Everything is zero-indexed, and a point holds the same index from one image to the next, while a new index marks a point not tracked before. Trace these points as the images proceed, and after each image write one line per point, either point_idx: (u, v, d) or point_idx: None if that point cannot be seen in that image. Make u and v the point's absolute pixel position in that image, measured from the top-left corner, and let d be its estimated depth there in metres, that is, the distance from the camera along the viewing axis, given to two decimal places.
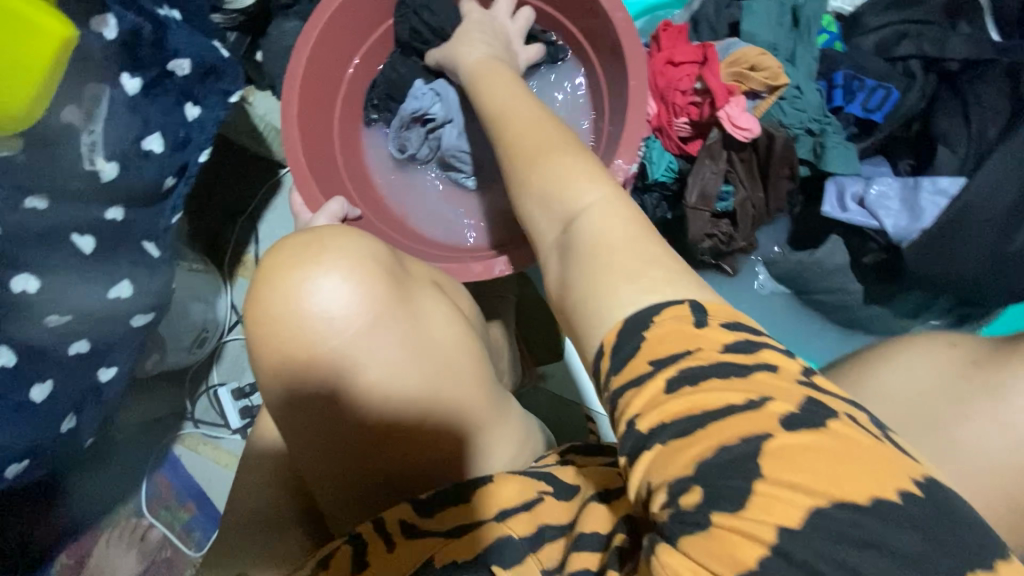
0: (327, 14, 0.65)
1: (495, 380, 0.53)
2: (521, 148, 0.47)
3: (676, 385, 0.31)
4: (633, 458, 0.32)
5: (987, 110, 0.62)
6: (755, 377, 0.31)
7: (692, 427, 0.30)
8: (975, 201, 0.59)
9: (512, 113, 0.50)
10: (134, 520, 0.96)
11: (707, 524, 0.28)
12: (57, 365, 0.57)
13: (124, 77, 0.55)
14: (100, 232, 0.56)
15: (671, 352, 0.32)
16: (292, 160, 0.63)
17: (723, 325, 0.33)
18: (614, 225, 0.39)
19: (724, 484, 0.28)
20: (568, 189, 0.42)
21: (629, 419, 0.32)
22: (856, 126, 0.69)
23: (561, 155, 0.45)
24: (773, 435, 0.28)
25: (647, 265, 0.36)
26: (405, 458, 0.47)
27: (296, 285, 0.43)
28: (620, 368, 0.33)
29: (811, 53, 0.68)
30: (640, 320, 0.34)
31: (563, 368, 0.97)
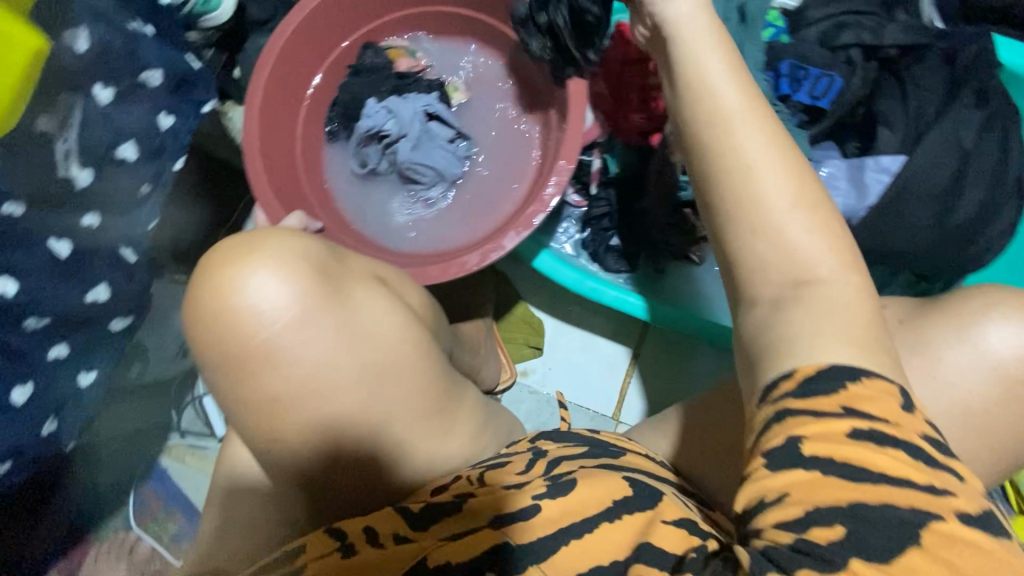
0: (282, 41, 0.69)
1: (446, 370, 0.54)
2: (768, 190, 0.38)
3: (862, 437, 0.34)
4: (782, 470, 0.35)
5: (924, 92, 0.66)
6: (940, 471, 0.34)
7: (855, 475, 0.34)
8: (915, 174, 0.63)
9: (751, 118, 0.39)
10: (123, 534, 0.98)
11: (841, 563, 0.32)
12: (37, 369, 0.58)
13: (96, 87, 0.56)
14: (76, 238, 0.58)
15: (869, 412, 0.35)
16: (253, 178, 0.66)
17: (925, 420, 0.36)
18: (851, 297, 0.38)
19: (872, 536, 0.32)
20: (805, 247, 0.39)
21: (794, 436, 0.35)
22: (804, 113, 0.72)
23: (808, 204, 0.39)
24: (944, 519, 0.33)
25: (873, 346, 0.37)
26: (359, 454, 0.49)
27: (229, 283, 0.44)
28: (805, 394, 0.35)
29: (757, 47, 0.71)
30: (851, 373, 0.35)
31: (544, 364, 1.00)
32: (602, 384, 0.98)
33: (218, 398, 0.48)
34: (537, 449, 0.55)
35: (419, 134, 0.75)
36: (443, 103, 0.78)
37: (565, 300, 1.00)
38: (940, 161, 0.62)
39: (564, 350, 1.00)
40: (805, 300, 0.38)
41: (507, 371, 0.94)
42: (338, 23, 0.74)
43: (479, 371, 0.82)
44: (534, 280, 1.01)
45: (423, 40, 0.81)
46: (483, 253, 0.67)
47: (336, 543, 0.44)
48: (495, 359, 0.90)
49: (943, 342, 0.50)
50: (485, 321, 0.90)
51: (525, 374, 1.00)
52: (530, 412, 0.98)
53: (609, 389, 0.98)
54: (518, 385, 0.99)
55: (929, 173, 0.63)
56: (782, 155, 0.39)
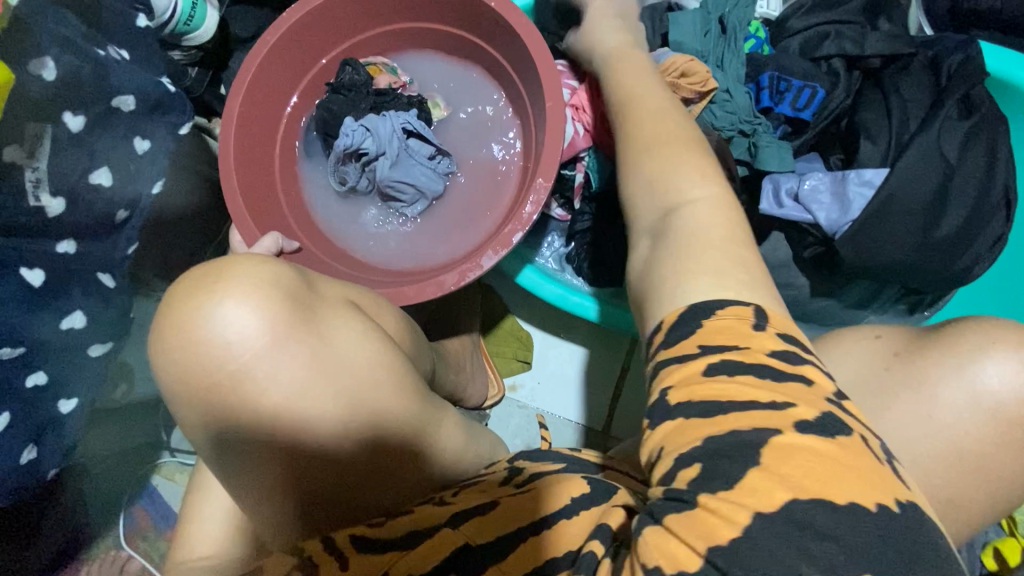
0: (257, 61, 0.69)
1: (426, 395, 0.53)
2: (648, 144, 0.51)
3: (717, 371, 0.37)
4: (655, 425, 0.38)
5: (909, 103, 0.65)
6: (788, 383, 0.37)
7: (713, 411, 0.36)
8: (900, 189, 0.61)
9: (642, 103, 0.55)
10: (114, 552, 0.97)
11: (692, 501, 0.34)
12: (14, 398, 0.58)
13: (67, 115, 0.56)
14: (49, 266, 0.58)
15: (722, 343, 0.38)
16: (230, 204, 0.66)
17: (778, 336, 0.38)
18: (717, 230, 0.44)
19: (721, 464, 0.34)
20: (677, 191, 0.47)
21: (663, 390, 0.38)
22: (787, 124, 0.71)
23: (681, 156, 0.49)
24: (783, 431, 0.34)
25: (733, 268, 0.42)
26: (334, 478, 0.47)
27: (195, 311, 0.41)
28: (674, 343, 0.39)
29: (738, 58, 0.71)
30: (705, 309, 0.39)
31: (533, 378, 0.99)
32: (593, 399, 0.97)
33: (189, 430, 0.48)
34: (513, 468, 0.54)
35: (399, 152, 0.73)
36: (422, 119, 0.76)
37: (556, 314, 0.99)
38: (925, 173, 0.61)
39: (554, 364, 0.99)
40: (672, 230, 0.45)
41: (495, 387, 0.93)
42: (315, 41, 0.74)
43: (465, 390, 0.81)
44: (523, 294, 1.00)
45: (403, 55, 0.80)
46: (462, 273, 0.66)
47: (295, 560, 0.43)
48: (483, 377, 0.89)
49: (938, 380, 0.49)
50: (473, 337, 0.89)
51: (514, 388, 0.99)
52: (519, 427, 0.97)
53: (600, 403, 0.97)
54: (507, 400, 0.99)
55: (913, 186, 0.61)
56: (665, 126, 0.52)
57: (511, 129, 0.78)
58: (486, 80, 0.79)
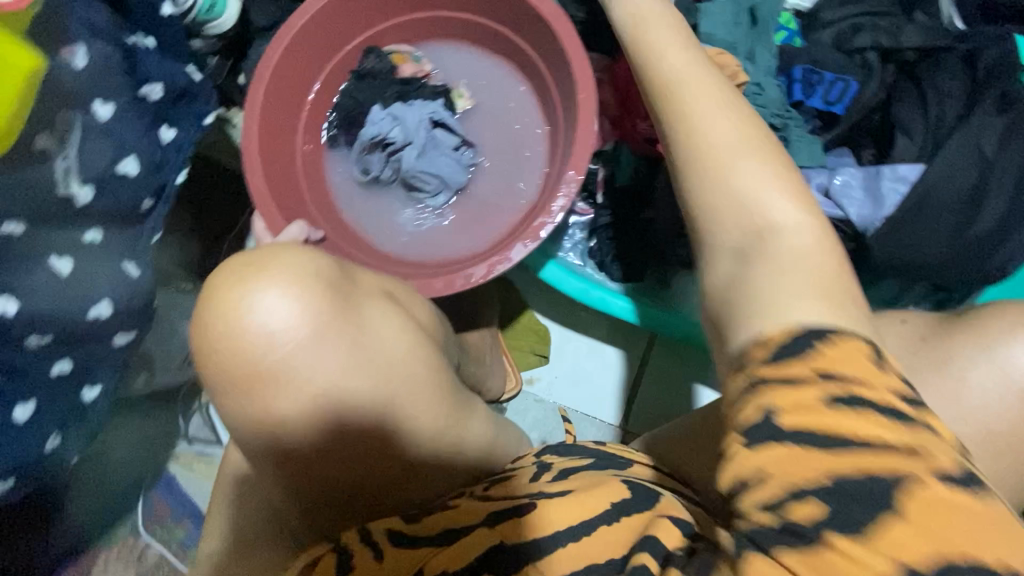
0: (283, 45, 0.67)
1: (456, 386, 0.53)
2: (722, 142, 0.43)
3: (839, 404, 0.33)
4: (759, 447, 0.33)
5: (945, 96, 0.64)
6: (919, 429, 0.33)
7: (832, 445, 0.32)
8: (933, 186, 0.61)
9: (697, 86, 0.45)
10: (131, 540, 0.99)
11: (813, 538, 0.31)
12: (40, 385, 0.58)
13: (96, 103, 0.56)
14: (79, 254, 0.58)
15: (845, 371, 0.34)
16: (253, 188, 0.64)
17: (897, 375, 0.35)
18: (816, 253, 0.40)
19: (849, 507, 0.31)
20: (767, 201, 0.41)
21: (770, 410, 0.34)
22: (818, 119, 0.70)
23: (768, 163, 0.42)
24: (927, 483, 0.31)
25: (841, 298, 0.37)
26: (368, 467, 0.48)
27: (237, 300, 0.41)
28: (779, 361, 0.35)
29: (769, 51, 0.70)
30: (821, 333, 0.35)
31: (551, 372, 0.98)
32: (611, 393, 0.97)
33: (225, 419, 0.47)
34: (541, 463, 0.54)
35: (426, 142, 0.74)
36: (449, 110, 0.76)
37: (574, 309, 0.99)
38: (959, 170, 0.60)
39: (572, 358, 0.98)
40: (767, 249, 0.40)
41: (513, 380, 0.92)
42: (341, 27, 0.73)
43: (485, 382, 0.81)
44: (540, 287, 1.00)
45: (427, 44, 0.79)
46: (489, 265, 0.65)
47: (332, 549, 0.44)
48: (501, 369, 0.89)
49: (964, 362, 0.49)
50: (492, 330, 0.89)
51: (531, 381, 0.99)
52: (537, 420, 0.97)
53: (618, 396, 0.97)
54: (524, 393, 0.98)
55: (950, 182, 0.60)
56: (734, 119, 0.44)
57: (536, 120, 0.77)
58: (511, 69, 0.78)
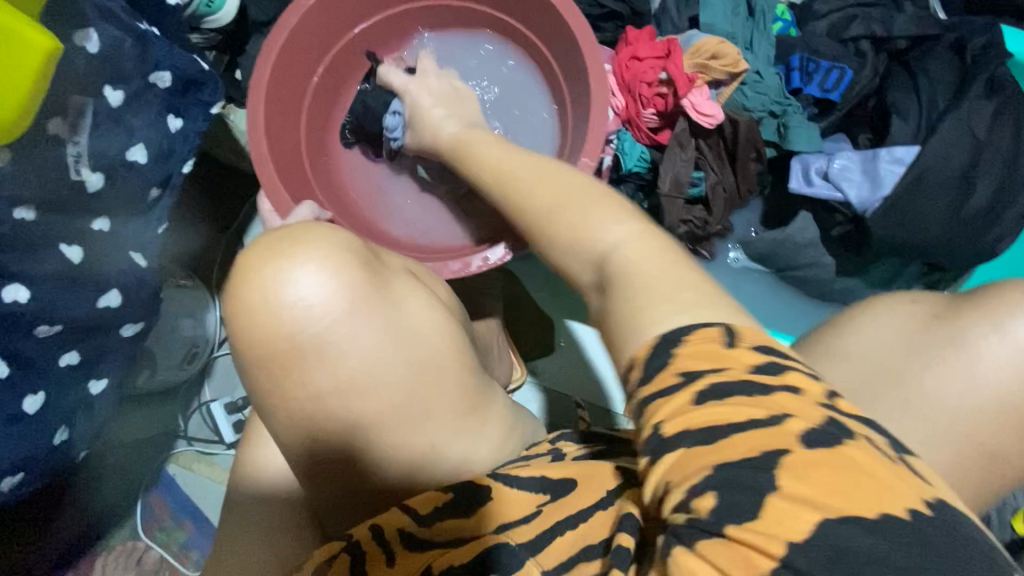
0: (291, 27, 0.67)
1: (480, 370, 0.53)
2: (536, 204, 0.49)
3: (704, 399, 0.33)
4: (657, 460, 0.33)
5: (937, 82, 0.67)
6: (774, 395, 0.33)
7: (714, 437, 0.32)
8: (928, 166, 0.63)
9: (513, 171, 0.54)
10: (131, 542, 0.96)
11: (719, 532, 0.29)
12: (49, 377, 0.57)
13: (107, 90, 0.55)
14: (87, 243, 0.57)
15: (699, 368, 0.34)
16: (261, 170, 0.64)
17: (749, 347, 0.35)
18: (648, 259, 0.41)
19: (737, 495, 0.30)
20: (591, 230, 0.44)
21: (656, 425, 0.34)
22: (815, 106, 0.72)
23: (582, 199, 0.47)
24: (793, 451, 0.30)
25: (682, 288, 0.38)
26: (400, 452, 0.47)
27: (274, 272, 0.43)
28: (650, 376, 0.35)
29: (768, 40, 0.72)
30: (673, 338, 0.36)
31: (553, 363, 0.98)
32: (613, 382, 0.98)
33: (251, 398, 0.47)
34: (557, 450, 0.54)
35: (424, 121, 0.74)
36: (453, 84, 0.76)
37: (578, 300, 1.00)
38: (951, 151, 0.63)
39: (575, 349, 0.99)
40: (616, 271, 0.42)
41: (519, 370, 0.93)
42: (348, 15, 0.74)
43: (493, 370, 0.82)
44: (544, 280, 0.99)
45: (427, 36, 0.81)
46: (503, 249, 0.66)
47: (342, 542, 0.43)
48: (508, 359, 0.89)
49: (980, 338, 0.50)
50: (496, 320, 0.89)
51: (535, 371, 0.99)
52: None
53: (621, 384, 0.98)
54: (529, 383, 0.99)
55: (943, 162, 0.63)
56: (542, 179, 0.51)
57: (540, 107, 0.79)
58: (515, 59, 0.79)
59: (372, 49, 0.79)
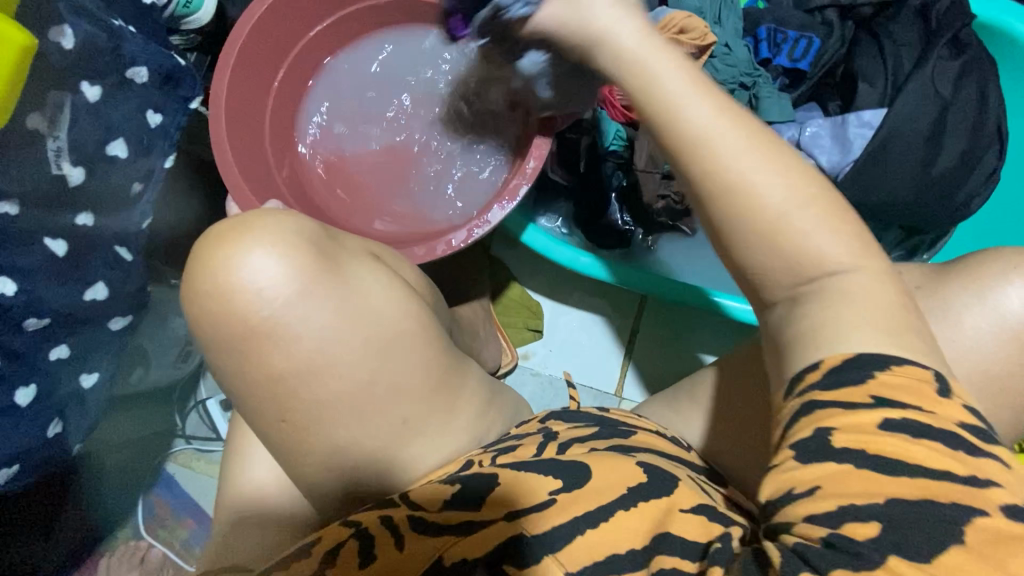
0: (244, 32, 0.67)
1: (447, 347, 0.54)
2: (754, 185, 0.41)
3: (898, 428, 0.35)
4: (813, 462, 0.35)
5: (902, 46, 0.67)
6: (978, 459, 0.34)
7: (886, 467, 0.34)
8: (895, 128, 0.64)
9: (716, 122, 0.42)
10: (133, 542, 0.96)
11: (878, 560, 0.32)
12: (40, 370, 0.58)
13: (84, 85, 0.57)
14: (71, 237, 0.59)
15: (899, 400, 0.35)
16: (225, 174, 0.65)
17: (963, 406, 0.36)
18: (877, 295, 0.39)
19: (910, 534, 0.32)
20: (818, 248, 0.40)
21: (824, 429, 0.36)
22: (785, 77, 0.73)
23: (814, 203, 0.41)
24: (987, 514, 0.33)
25: (904, 331, 0.38)
26: (370, 433, 0.49)
27: (226, 262, 0.43)
28: (832, 386, 0.36)
29: (734, 13, 0.72)
30: (877, 362, 0.36)
31: (544, 346, 1.00)
32: (602, 363, 0.99)
33: (225, 382, 0.47)
34: (548, 432, 0.56)
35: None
36: None
37: (563, 283, 1.00)
38: (917, 113, 0.64)
39: (564, 332, 1.00)
40: (825, 295, 0.40)
41: (509, 354, 0.95)
42: (303, 15, 0.72)
43: (480, 352, 0.84)
44: (531, 262, 1.01)
45: (385, 31, 0.78)
46: (468, 230, 0.66)
47: (350, 530, 0.43)
48: (496, 343, 0.91)
49: (961, 308, 0.51)
50: (484, 304, 0.92)
51: (526, 356, 1.00)
52: (534, 394, 0.99)
53: (611, 365, 0.99)
54: (519, 367, 1.00)
55: (908, 125, 0.64)
56: (763, 149, 0.41)
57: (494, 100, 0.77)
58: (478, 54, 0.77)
59: (332, 48, 0.78)
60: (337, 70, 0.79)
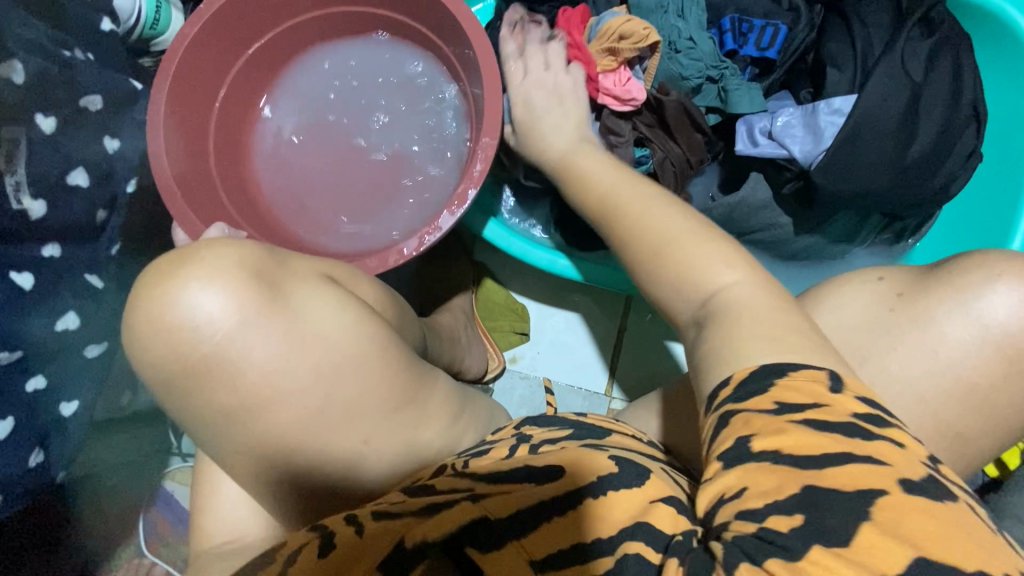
0: (181, 51, 0.66)
1: (412, 361, 0.53)
2: (654, 231, 0.52)
3: (801, 425, 0.36)
4: (733, 466, 0.36)
5: (871, 28, 0.65)
6: (876, 441, 0.36)
7: (800, 461, 0.35)
8: (866, 112, 0.62)
9: (621, 194, 0.57)
10: (137, 560, 0.98)
11: (799, 552, 0.32)
12: (17, 402, 0.58)
13: (39, 117, 0.58)
14: (38, 269, 0.59)
15: (799, 401, 0.37)
16: (170, 201, 0.65)
17: (857, 398, 0.38)
18: (760, 301, 0.44)
19: (828, 521, 0.33)
20: (705, 270, 0.47)
21: (740, 438, 0.36)
22: (755, 66, 0.73)
23: (698, 237, 0.50)
24: (890, 492, 0.33)
25: (790, 333, 0.41)
26: (330, 454, 0.48)
27: (163, 298, 0.43)
28: (743, 396, 0.38)
29: (698, 5, 0.71)
30: (774, 370, 0.39)
31: (532, 348, 0.99)
32: (594, 362, 0.98)
33: (182, 410, 0.47)
34: (521, 435, 0.55)
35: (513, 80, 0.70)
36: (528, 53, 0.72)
37: (550, 285, 0.99)
38: (888, 97, 0.62)
39: (552, 333, 0.99)
40: (721, 313, 0.45)
41: (496, 359, 0.95)
42: (240, 32, 0.71)
43: (462, 358, 0.83)
44: (512, 267, 1.00)
45: (334, 43, 0.79)
46: (417, 238, 0.66)
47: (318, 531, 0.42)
48: (480, 348, 0.91)
49: (942, 318, 0.50)
50: (464, 306, 0.93)
51: (514, 359, 1.00)
52: (524, 397, 0.99)
53: (602, 364, 0.98)
54: (507, 371, 0.99)
55: (879, 110, 0.62)
56: (665, 208, 0.54)
57: (449, 102, 0.77)
58: (432, 60, 0.77)
59: (277, 64, 0.77)
60: (291, 87, 0.79)
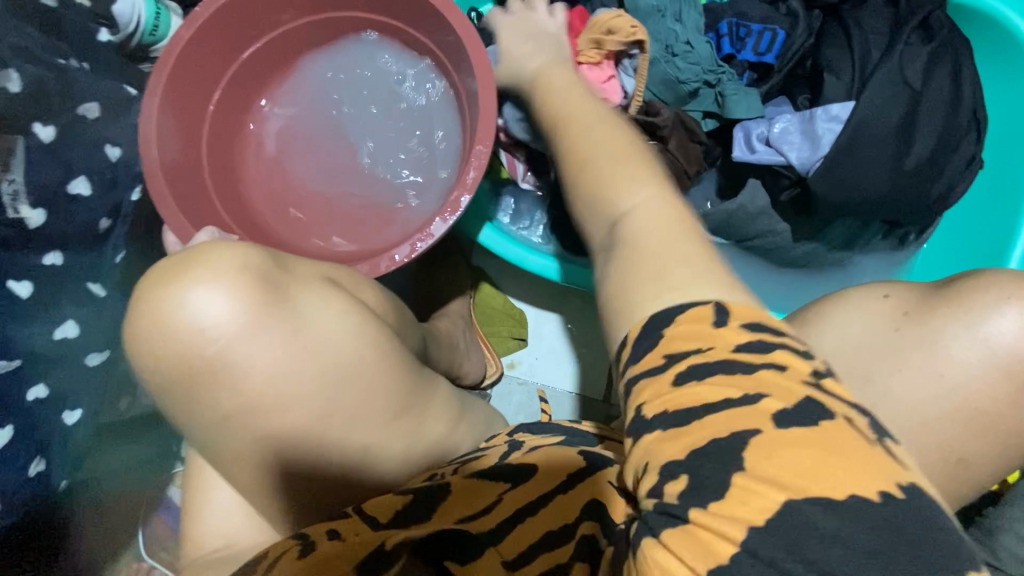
0: (173, 58, 0.66)
1: (416, 370, 0.53)
2: (587, 153, 0.51)
3: (686, 379, 0.35)
4: (635, 442, 0.35)
5: (869, 33, 0.65)
6: (761, 374, 0.34)
7: (692, 417, 0.33)
8: (866, 118, 0.62)
9: (580, 120, 0.55)
10: (137, 563, 0.99)
11: (686, 517, 0.31)
12: (18, 410, 0.59)
13: (37, 126, 0.58)
14: (36, 278, 0.59)
15: (685, 348, 0.36)
16: (161, 205, 0.65)
17: (739, 325, 0.36)
18: (654, 222, 0.44)
19: (708, 474, 0.31)
20: (609, 195, 0.47)
21: (640, 408, 0.36)
22: (753, 71, 0.73)
23: (617, 166, 0.48)
24: (763, 430, 0.32)
25: (675, 262, 0.40)
26: (325, 462, 0.48)
27: (165, 299, 0.43)
28: (639, 356, 0.37)
29: (695, 9, 0.72)
30: (663, 318, 0.37)
31: (531, 354, 0.99)
32: (594, 369, 0.98)
33: (178, 418, 0.47)
34: (513, 441, 0.54)
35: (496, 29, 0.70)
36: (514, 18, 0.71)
37: (549, 291, 0.99)
38: (885, 103, 0.62)
39: (551, 340, 0.99)
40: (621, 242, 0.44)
41: (492, 364, 0.95)
42: (234, 35, 0.71)
43: (460, 365, 0.83)
44: (512, 272, 1.00)
45: (331, 45, 0.78)
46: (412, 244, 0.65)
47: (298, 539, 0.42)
48: (478, 353, 0.91)
49: (949, 340, 0.49)
50: (462, 312, 0.92)
51: (513, 365, 1.00)
52: (523, 404, 0.98)
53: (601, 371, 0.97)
54: (506, 378, 0.99)
55: (877, 116, 0.62)
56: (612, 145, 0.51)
57: (442, 102, 0.76)
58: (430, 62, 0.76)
59: (274, 66, 0.77)
60: (291, 91, 0.79)
